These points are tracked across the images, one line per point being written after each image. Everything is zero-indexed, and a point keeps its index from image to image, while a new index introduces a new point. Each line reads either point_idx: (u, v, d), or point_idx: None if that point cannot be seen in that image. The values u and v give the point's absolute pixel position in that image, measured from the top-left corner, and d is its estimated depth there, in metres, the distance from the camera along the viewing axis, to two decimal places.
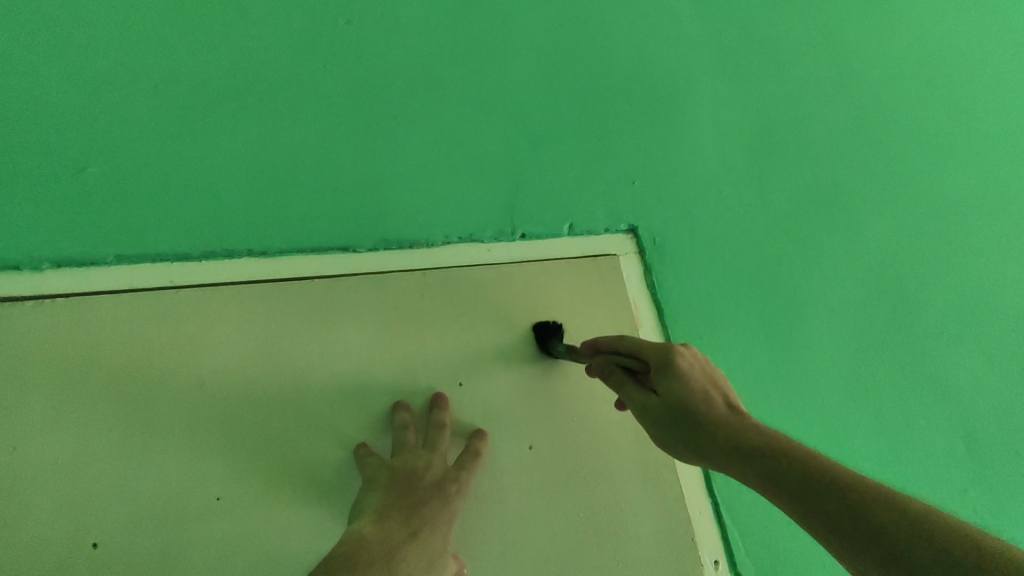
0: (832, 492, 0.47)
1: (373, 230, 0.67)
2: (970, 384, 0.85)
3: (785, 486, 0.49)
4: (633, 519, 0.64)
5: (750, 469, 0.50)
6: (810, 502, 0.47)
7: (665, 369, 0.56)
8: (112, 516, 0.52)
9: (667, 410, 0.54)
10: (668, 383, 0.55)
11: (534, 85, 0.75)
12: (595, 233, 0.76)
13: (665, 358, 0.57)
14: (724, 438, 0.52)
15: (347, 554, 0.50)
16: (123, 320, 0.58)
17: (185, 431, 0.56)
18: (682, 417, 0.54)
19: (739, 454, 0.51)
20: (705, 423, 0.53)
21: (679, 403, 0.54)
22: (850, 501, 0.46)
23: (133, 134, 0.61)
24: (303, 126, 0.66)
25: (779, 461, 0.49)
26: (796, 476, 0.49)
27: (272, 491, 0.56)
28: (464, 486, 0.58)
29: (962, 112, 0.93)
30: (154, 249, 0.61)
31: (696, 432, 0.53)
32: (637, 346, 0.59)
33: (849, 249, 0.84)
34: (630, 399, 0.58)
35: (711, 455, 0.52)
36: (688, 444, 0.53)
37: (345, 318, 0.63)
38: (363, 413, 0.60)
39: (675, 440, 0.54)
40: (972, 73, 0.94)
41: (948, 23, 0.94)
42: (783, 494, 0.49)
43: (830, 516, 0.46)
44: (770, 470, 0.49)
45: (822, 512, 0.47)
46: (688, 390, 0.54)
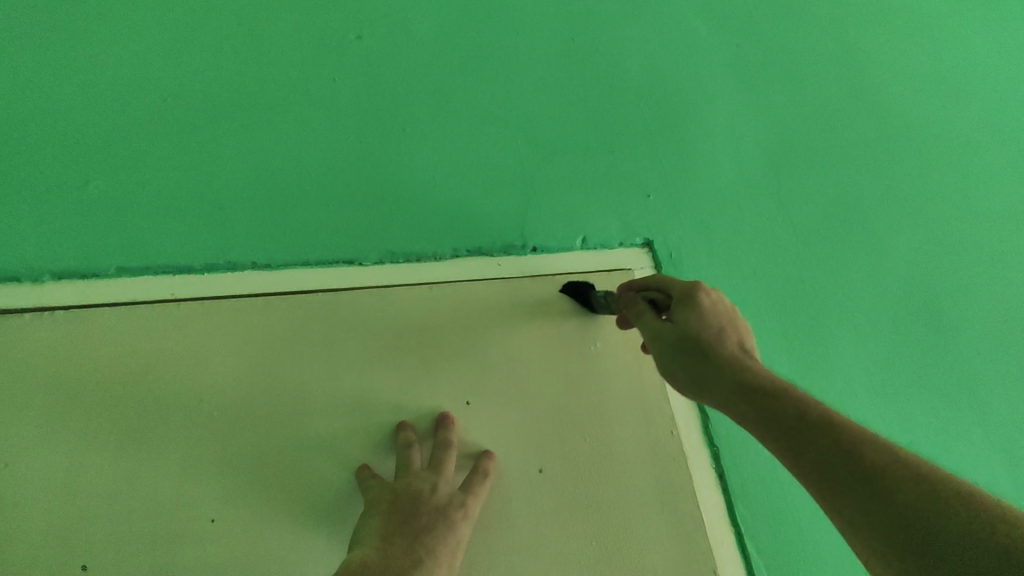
0: (830, 435, 0.46)
1: (378, 242, 0.65)
2: (1009, 407, 0.80)
3: (784, 423, 0.47)
4: (648, 549, 0.60)
5: (749, 403, 0.49)
6: (803, 440, 0.46)
7: (688, 301, 0.55)
8: (101, 537, 0.50)
9: (677, 335, 0.53)
10: (686, 313, 0.54)
11: (545, 98, 0.74)
12: (609, 248, 0.72)
13: (689, 292, 0.56)
14: (730, 369, 0.50)
15: None
16: (121, 333, 0.56)
17: (181, 449, 0.53)
18: (691, 346, 0.52)
19: (743, 387, 0.49)
20: (714, 355, 0.51)
21: (689, 332, 0.53)
22: (846, 442, 0.45)
23: (141, 148, 0.61)
24: (310, 138, 0.66)
25: (780, 399, 0.48)
26: (796, 416, 0.47)
27: (268, 513, 0.53)
28: (470, 510, 0.55)
29: (978, 129, 0.91)
30: (155, 262, 0.59)
31: (703, 361, 0.51)
32: (670, 283, 0.58)
33: (876, 264, 0.80)
34: (644, 327, 0.57)
35: (711, 387, 0.51)
36: (691, 373, 0.52)
37: (349, 332, 0.61)
38: (365, 431, 0.58)
39: (677, 369, 0.53)
40: (989, 93, 0.94)
41: (956, 45, 0.95)
42: (776, 436, 0.47)
43: (822, 458, 0.45)
44: (772, 405, 0.48)
45: (814, 453, 0.45)
46: (703, 323, 0.53)
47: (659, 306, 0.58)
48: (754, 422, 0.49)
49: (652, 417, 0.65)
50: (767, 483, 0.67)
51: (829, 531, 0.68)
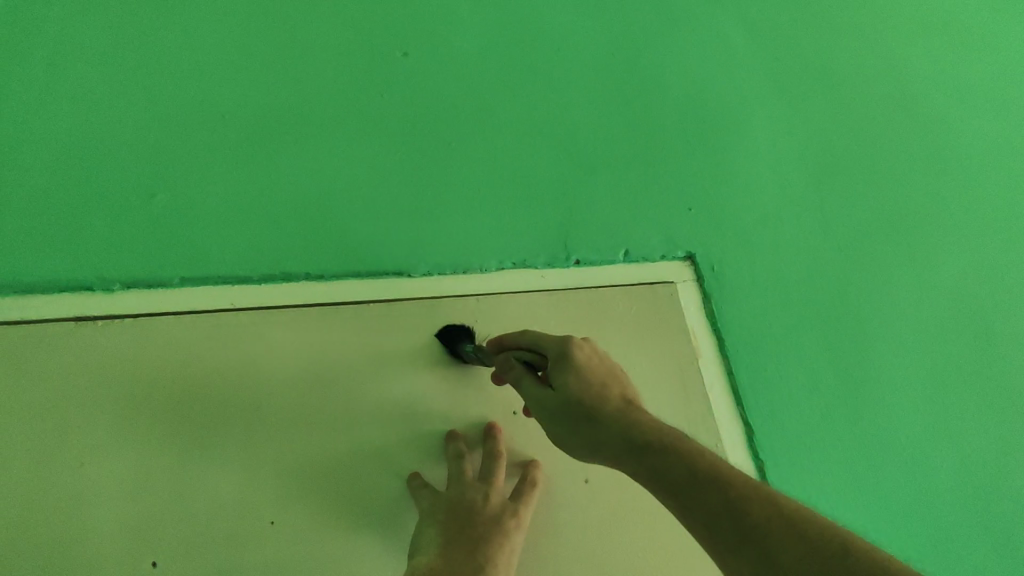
0: (717, 490, 0.44)
1: (426, 254, 0.67)
2: None
3: (674, 484, 0.45)
4: (693, 560, 0.61)
5: (638, 462, 0.47)
6: (692, 498, 0.44)
7: (564, 360, 0.53)
8: (169, 536, 0.52)
9: (559, 402, 0.51)
10: (564, 377, 0.52)
11: (586, 113, 0.76)
12: (651, 261, 0.73)
13: (563, 350, 0.54)
14: (615, 431, 0.49)
15: None
16: (185, 340, 0.59)
17: (240, 453, 0.56)
18: (576, 413, 0.50)
19: (633, 448, 0.48)
20: (598, 416, 0.50)
21: (574, 395, 0.51)
22: (732, 498, 0.43)
23: (201, 160, 0.64)
24: (360, 151, 0.68)
25: (669, 458, 0.46)
26: (687, 473, 0.45)
27: (323, 516, 0.55)
28: (522, 519, 0.56)
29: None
30: (215, 272, 0.62)
31: (589, 425, 0.50)
32: (539, 341, 0.56)
33: (920, 275, 0.79)
34: (528, 394, 0.54)
35: (598, 448, 0.49)
36: (578, 434, 0.50)
37: (399, 342, 0.63)
38: (416, 440, 0.59)
39: (565, 431, 0.51)
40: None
41: (1001, 53, 0.94)
42: (667, 492, 0.46)
43: (710, 513, 0.43)
44: (663, 465, 0.46)
45: (704, 507, 0.44)
46: (585, 385, 0.52)
47: (534, 365, 0.56)
48: (646, 482, 0.47)
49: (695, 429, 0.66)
50: (805, 498, 0.68)
51: None
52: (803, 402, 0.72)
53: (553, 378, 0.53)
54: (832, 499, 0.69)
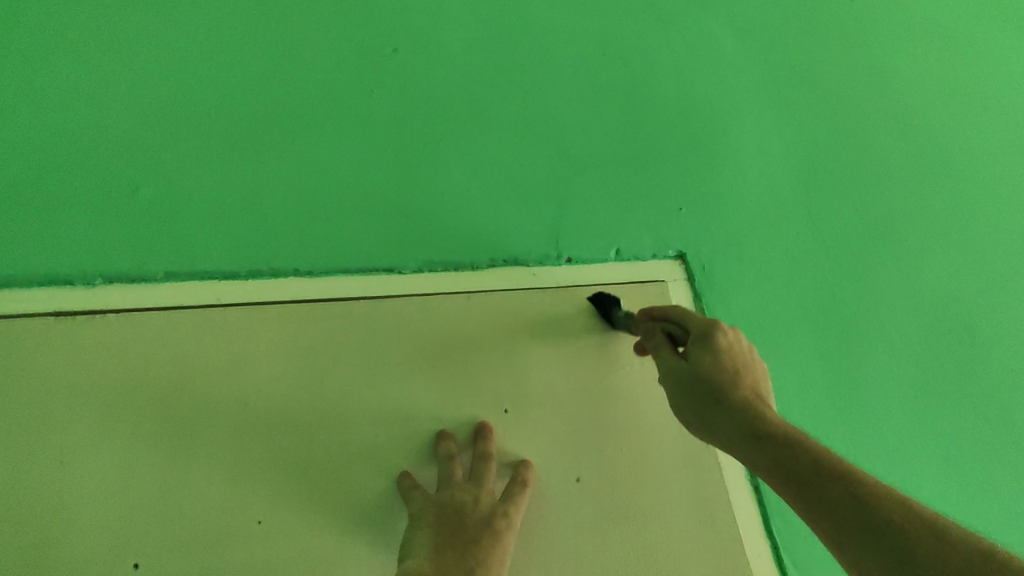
0: (844, 485, 0.43)
1: (417, 251, 0.66)
2: None
3: (796, 475, 0.45)
4: (684, 560, 0.60)
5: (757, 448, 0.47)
6: (814, 490, 0.44)
7: (704, 338, 0.54)
8: (151, 538, 0.51)
9: (693, 378, 0.52)
10: (699, 352, 0.53)
11: (578, 112, 0.76)
12: (642, 260, 0.73)
13: (707, 330, 0.55)
14: (733, 410, 0.49)
15: None
16: (169, 337, 0.58)
17: (226, 452, 0.54)
18: (705, 393, 0.51)
19: (751, 433, 0.47)
20: (721, 394, 0.50)
21: (706, 375, 0.51)
22: (864, 496, 0.42)
23: (186, 154, 0.63)
24: (349, 146, 0.67)
25: (794, 449, 0.46)
26: (813, 467, 0.45)
27: (310, 516, 0.54)
28: (514, 519, 0.55)
29: (1011, 141, 0.91)
30: (201, 267, 0.61)
31: (711, 404, 0.50)
32: (687, 317, 0.58)
33: (907, 276, 0.80)
34: (664, 364, 0.56)
35: (715, 427, 0.50)
36: (699, 411, 0.51)
37: (389, 340, 0.62)
38: (406, 439, 0.58)
39: (687, 405, 0.52)
40: (1023, 108, 0.93)
41: (987, 58, 0.95)
42: (788, 483, 0.45)
43: (835, 508, 0.43)
44: (785, 455, 0.46)
45: (831, 503, 0.43)
46: (720, 368, 0.52)
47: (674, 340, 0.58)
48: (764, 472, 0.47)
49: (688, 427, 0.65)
50: None
51: None
52: (792, 401, 0.72)
53: (689, 351, 0.54)
54: None
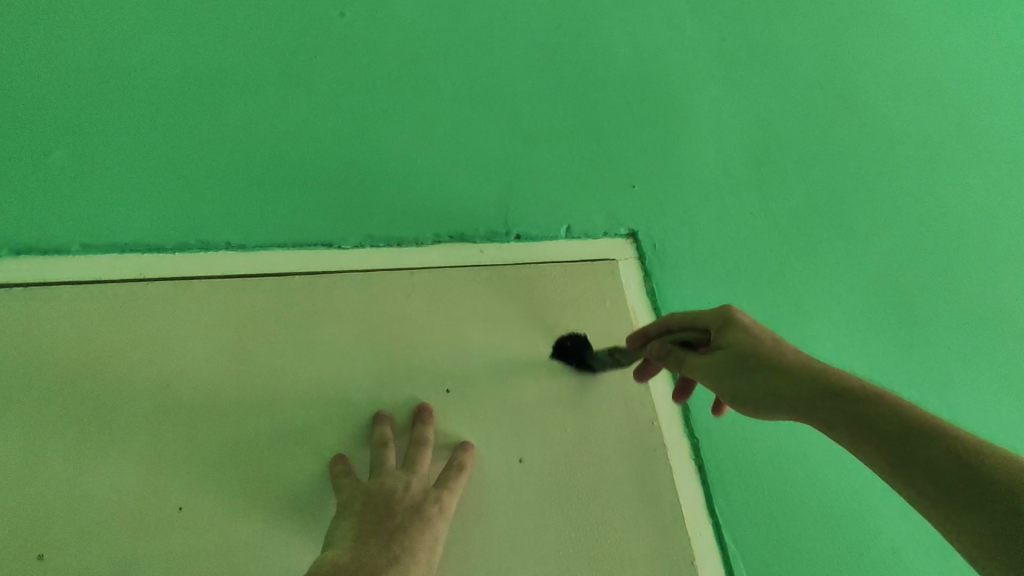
0: (941, 443, 0.41)
1: (358, 225, 0.63)
2: (987, 400, 0.80)
3: (882, 435, 0.43)
4: (627, 542, 0.58)
5: (840, 407, 0.45)
6: (904, 450, 0.42)
7: (730, 324, 0.54)
8: (60, 526, 0.47)
9: (731, 355, 0.51)
10: (734, 335, 0.53)
11: (531, 86, 0.73)
12: (593, 238, 0.72)
13: (725, 315, 0.55)
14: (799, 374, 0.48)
15: None
16: (83, 313, 0.54)
17: (146, 435, 0.51)
18: (753, 362, 0.50)
19: (827, 392, 0.46)
20: (779, 365, 0.49)
21: (744, 347, 0.51)
22: (962, 454, 0.40)
23: (103, 116, 0.58)
24: (287, 113, 0.63)
25: (876, 407, 0.44)
26: (900, 424, 0.43)
27: (235, 501, 0.51)
28: (446, 505, 0.53)
29: (963, 123, 0.92)
30: (122, 239, 0.57)
31: (770, 372, 0.49)
32: (696, 317, 0.57)
33: (855, 257, 0.81)
34: (692, 368, 0.53)
35: (783, 397, 0.48)
36: (758, 387, 0.49)
37: (326, 318, 0.59)
38: (342, 420, 0.56)
39: (739, 389, 0.50)
40: (973, 93, 0.94)
41: (942, 41, 0.95)
42: (871, 445, 0.43)
43: (929, 465, 0.40)
44: (870, 413, 0.44)
45: (926, 462, 0.41)
46: (754, 338, 0.52)
47: (692, 344, 0.57)
48: (844, 436, 0.45)
49: (634, 407, 0.64)
50: (750, 472, 0.65)
51: (820, 521, 0.65)
52: None
53: (721, 341, 0.53)
54: (773, 479, 0.66)
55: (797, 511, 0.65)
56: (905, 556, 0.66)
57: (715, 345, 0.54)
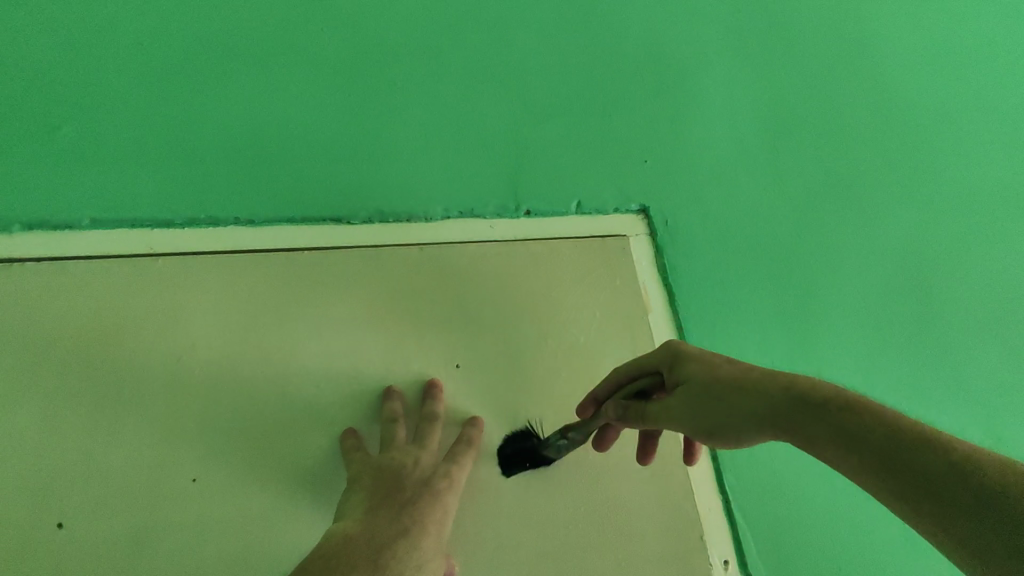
0: (931, 453, 0.38)
1: (367, 201, 0.63)
2: (996, 376, 0.79)
3: (870, 449, 0.40)
4: (637, 516, 0.58)
5: (823, 425, 0.42)
6: (898, 464, 0.39)
7: (682, 359, 0.52)
8: (78, 496, 0.48)
9: (694, 387, 0.48)
10: (689, 368, 0.50)
11: (543, 58, 0.71)
12: (603, 214, 0.71)
13: (674, 351, 0.53)
14: (771, 392, 0.45)
15: (324, 556, 0.42)
16: (96, 287, 0.54)
17: (159, 408, 0.52)
18: (718, 390, 0.47)
19: (804, 410, 0.43)
20: (747, 386, 0.46)
21: (704, 376, 0.48)
22: (958, 461, 0.38)
23: (107, 87, 0.57)
24: (293, 86, 0.62)
25: (857, 419, 0.42)
26: (887, 436, 0.40)
27: (247, 473, 0.51)
28: (456, 480, 0.53)
29: (989, 90, 0.88)
30: (132, 214, 0.57)
31: (740, 394, 0.46)
32: (642, 361, 0.55)
33: (871, 232, 0.79)
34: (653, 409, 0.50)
35: (757, 419, 0.45)
36: (730, 414, 0.46)
37: (335, 293, 0.59)
38: (352, 395, 0.56)
39: (710, 420, 0.47)
40: (1006, 54, 0.89)
41: None
42: (862, 461, 0.40)
43: (926, 477, 0.38)
44: (851, 426, 0.41)
45: (919, 474, 0.38)
46: (710, 365, 0.49)
47: (648, 390, 0.53)
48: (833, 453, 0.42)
49: None
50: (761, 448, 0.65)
51: (830, 497, 0.65)
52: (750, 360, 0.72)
53: (676, 375, 0.51)
54: (785, 455, 0.65)
55: (807, 487, 0.65)
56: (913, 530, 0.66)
57: (670, 385, 0.51)
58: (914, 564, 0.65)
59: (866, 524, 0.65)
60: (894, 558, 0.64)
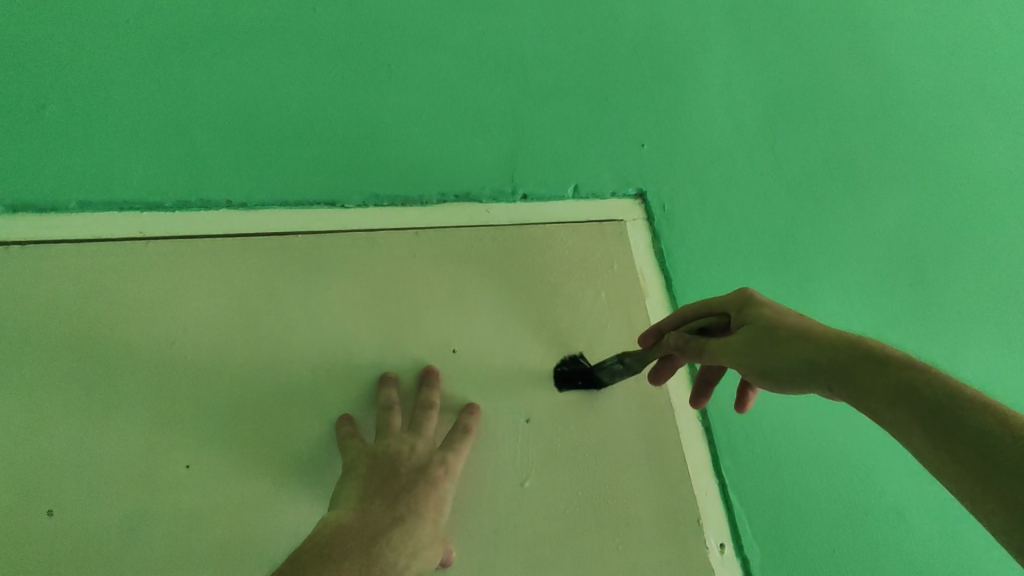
0: (988, 413, 0.37)
1: (362, 185, 0.62)
2: (995, 364, 0.78)
3: (913, 408, 0.40)
4: (634, 500, 0.58)
5: (874, 382, 0.43)
6: (950, 423, 0.38)
7: (754, 305, 0.52)
8: (69, 483, 0.47)
9: (755, 331, 0.50)
10: (757, 313, 0.51)
11: (541, 41, 0.70)
12: (601, 198, 0.70)
13: (747, 297, 0.53)
14: (826, 347, 0.46)
15: (317, 547, 0.42)
16: (84, 271, 0.53)
17: (152, 394, 0.51)
18: (777, 336, 0.48)
19: (858, 366, 0.44)
20: (806, 339, 0.47)
21: (768, 323, 0.50)
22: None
23: (95, 68, 0.56)
24: (286, 67, 0.61)
25: (913, 378, 0.41)
26: (942, 396, 0.39)
27: (240, 459, 0.51)
28: (452, 467, 0.52)
29: (990, 78, 0.88)
30: (122, 197, 0.56)
31: (795, 345, 0.47)
32: (718, 301, 0.56)
33: (868, 219, 0.79)
34: (717, 341, 0.52)
35: (808, 373, 0.46)
36: (783, 361, 0.47)
37: (329, 278, 0.58)
38: (347, 381, 0.55)
39: (763, 361, 0.48)
40: (1006, 42, 0.89)
41: None
42: (910, 420, 0.40)
43: (979, 436, 0.37)
44: (896, 385, 0.41)
45: (967, 433, 0.37)
46: (778, 315, 0.50)
47: (716, 326, 0.55)
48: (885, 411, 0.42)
49: (643, 369, 0.63)
50: (757, 433, 0.65)
51: (826, 484, 0.65)
52: None
53: (744, 318, 0.52)
54: (781, 440, 0.65)
55: (803, 473, 0.64)
56: (910, 517, 0.66)
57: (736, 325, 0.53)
58: (911, 550, 0.65)
59: (863, 510, 0.65)
60: (891, 545, 0.64)
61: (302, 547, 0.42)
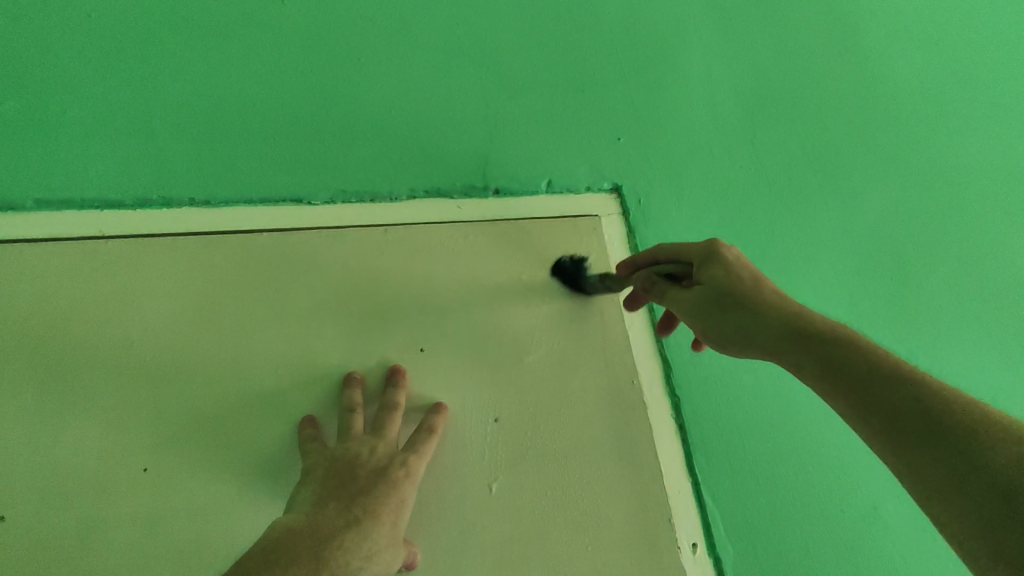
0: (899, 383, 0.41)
1: (329, 181, 0.61)
2: (999, 360, 0.75)
3: (849, 380, 0.43)
4: (604, 500, 0.57)
5: (806, 351, 0.45)
6: (873, 397, 0.41)
7: (712, 258, 0.51)
8: (24, 488, 0.47)
9: (706, 294, 0.50)
10: (712, 271, 0.50)
11: (516, 33, 0.70)
12: (576, 192, 0.69)
13: (707, 249, 0.52)
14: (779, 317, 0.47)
15: (265, 552, 0.41)
16: (41, 271, 0.52)
17: (109, 396, 0.50)
18: (727, 302, 0.49)
19: (797, 335, 0.45)
20: (754, 304, 0.48)
21: (721, 284, 0.49)
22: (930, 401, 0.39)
23: (61, 69, 0.56)
24: (254, 64, 0.61)
25: (843, 350, 0.44)
26: (868, 368, 0.42)
27: (199, 461, 0.50)
28: (413, 469, 0.51)
29: (974, 71, 0.87)
30: (81, 196, 0.55)
31: (743, 312, 0.48)
32: (681, 249, 0.54)
33: (850, 213, 0.77)
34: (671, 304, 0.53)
35: (753, 338, 0.47)
36: (730, 326, 0.48)
37: (293, 276, 0.57)
38: (312, 382, 0.54)
39: (711, 325, 0.49)
40: (988, 37, 0.88)
41: None
42: (843, 391, 0.43)
43: (897, 411, 0.40)
44: (834, 355, 0.44)
45: (891, 411, 0.40)
46: (731, 272, 0.50)
47: (676, 278, 0.54)
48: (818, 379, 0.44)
49: (615, 367, 0.62)
50: (731, 431, 0.64)
51: (799, 483, 0.64)
52: None
53: (700, 277, 0.51)
54: (755, 438, 0.65)
55: (777, 470, 0.64)
56: (885, 515, 0.65)
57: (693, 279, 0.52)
58: (887, 548, 0.64)
59: (838, 509, 0.64)
60: (866, 542, 0.63)
61: (249, 552, 0.41)
